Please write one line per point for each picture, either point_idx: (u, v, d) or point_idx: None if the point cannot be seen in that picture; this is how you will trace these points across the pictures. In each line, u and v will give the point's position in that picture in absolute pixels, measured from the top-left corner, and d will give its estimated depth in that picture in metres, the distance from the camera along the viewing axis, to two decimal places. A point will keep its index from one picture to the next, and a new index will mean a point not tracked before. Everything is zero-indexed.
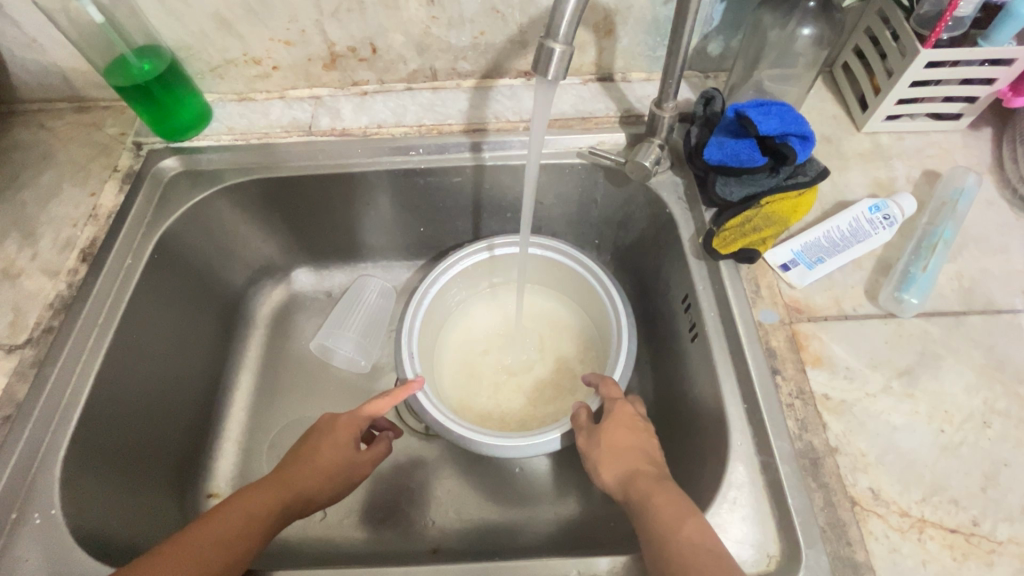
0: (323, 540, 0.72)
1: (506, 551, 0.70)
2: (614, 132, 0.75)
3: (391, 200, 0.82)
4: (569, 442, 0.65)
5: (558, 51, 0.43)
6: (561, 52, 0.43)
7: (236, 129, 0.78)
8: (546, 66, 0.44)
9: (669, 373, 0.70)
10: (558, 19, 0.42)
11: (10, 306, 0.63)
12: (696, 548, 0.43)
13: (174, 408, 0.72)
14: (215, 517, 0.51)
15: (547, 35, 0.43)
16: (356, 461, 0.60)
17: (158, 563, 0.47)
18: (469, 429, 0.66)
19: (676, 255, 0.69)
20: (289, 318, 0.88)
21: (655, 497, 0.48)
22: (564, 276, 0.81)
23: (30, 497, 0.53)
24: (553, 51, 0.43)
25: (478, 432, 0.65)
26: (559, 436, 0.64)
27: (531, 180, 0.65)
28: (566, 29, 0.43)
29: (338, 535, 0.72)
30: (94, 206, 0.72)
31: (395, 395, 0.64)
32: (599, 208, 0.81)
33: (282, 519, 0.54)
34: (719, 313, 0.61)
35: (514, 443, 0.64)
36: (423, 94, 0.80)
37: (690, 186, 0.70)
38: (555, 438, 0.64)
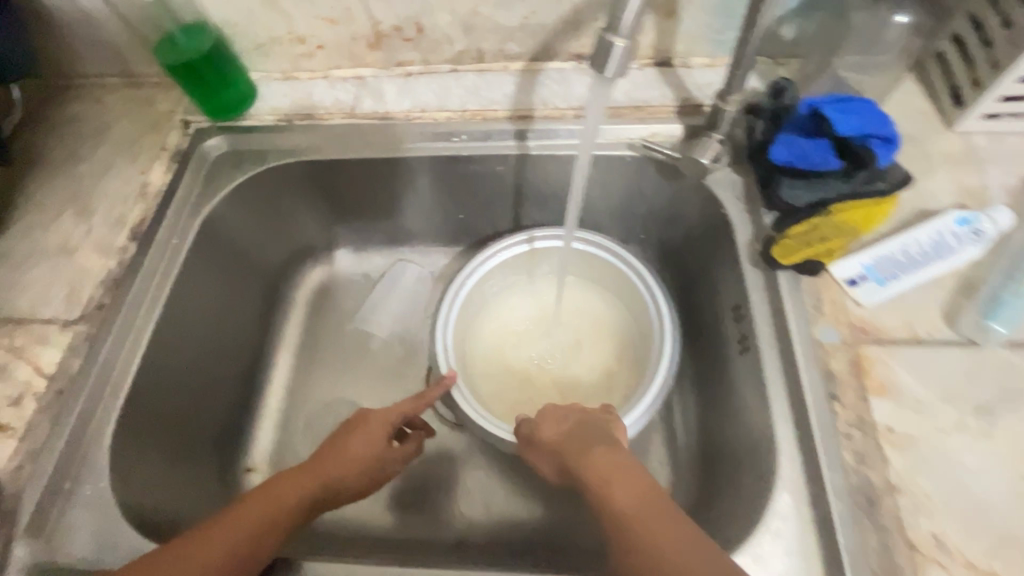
0: (355, 523, 0.73)
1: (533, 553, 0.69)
2: (669, 122, 0.70)
3: (432, 187, 0.80)
4: None
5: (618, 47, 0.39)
6: (621, 48, 0.39)
7: (280, 110, 0.78)
8: (606, 63, 0.41)
9: (713, 384, 0.67)
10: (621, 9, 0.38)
11: (65, 281, 0.65)
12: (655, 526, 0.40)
13: (218, 387, 0.73)
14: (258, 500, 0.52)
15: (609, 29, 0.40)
16: (388, 456, 0.61)
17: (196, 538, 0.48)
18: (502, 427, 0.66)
19: (729, 260, 0.65)
20: (326, 299, 0.88)
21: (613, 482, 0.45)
22: (606, 273, 0.77)
23: (81, 469, 0.55)
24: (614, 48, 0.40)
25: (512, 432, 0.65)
26: None
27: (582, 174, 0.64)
28: (630, 20, 0.39)
29: (367, 519, 0.73)
30: (144, 184, 0.73)
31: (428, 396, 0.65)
32: (646, 202, 0.76)
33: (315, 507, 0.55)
34: (774, 328, 0.57)
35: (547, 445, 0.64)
36: (468, 77, 0.76)
37: (750, 185, 0.65)
38: None
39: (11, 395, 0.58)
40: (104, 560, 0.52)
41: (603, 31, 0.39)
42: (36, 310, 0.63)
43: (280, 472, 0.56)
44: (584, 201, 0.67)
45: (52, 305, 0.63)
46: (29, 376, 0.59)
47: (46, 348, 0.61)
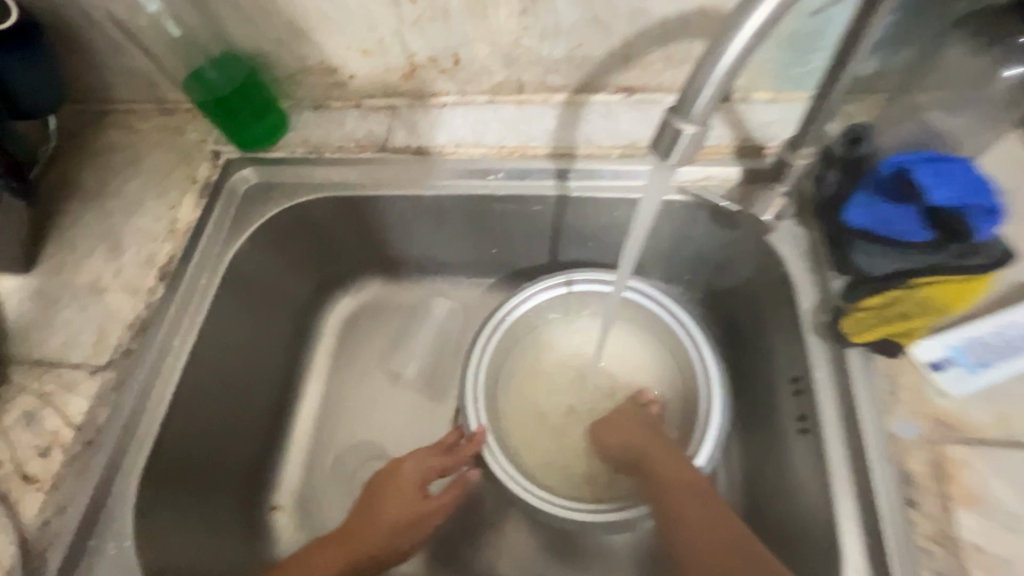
0: None
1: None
2: (726, 164, 0.63)
3: (466, 222, 0.76)
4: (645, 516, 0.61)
5: (688, 134, 0.37)
6: (690, 135, 0.37)
7: (310, 141, 0.74)
8: (671, 148, 0.39)
9: (765, 455, 0.61)
10: (693, 96, 0.36)
11: (95, 324, 0.64)
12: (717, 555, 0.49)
13: (244, 428, 0.72)
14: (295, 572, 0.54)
15: (678, 115, 0.37)
16: (423, 512, 0.60)
17: None
18: (538, 491, 0.62)
19: (789, 324, 0.59)
20: (354, 332, 0.85)
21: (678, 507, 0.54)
22: (648, 322, 0.72)
23: (104, 525, 0.55)
24: (681, 135, 0.37)
25: (550, 499, 0.62)
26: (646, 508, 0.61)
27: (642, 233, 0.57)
28: (701, 106, 0.36)
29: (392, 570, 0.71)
30: (173, 220, 0.71)
31: (451, 451, 0.62)
32: (695, 246, 0.69)
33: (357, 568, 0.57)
34: (841, 413, 0.51)
35: (589, 515, 0.61)
36: (507, 108, 0.71)
37: (817, 243, 0.59)
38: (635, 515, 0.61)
39: (39, 445, 0.57)
40: None
41: (670, 116, 0.37)
42: (66, 354, 0.62)
43: (309, 545, 0.57)
44: (640, 253, 0.62)
45: (82, 349, 0.63)
46: (57, 426, 0.58)
47: (74, 395, 0.60)
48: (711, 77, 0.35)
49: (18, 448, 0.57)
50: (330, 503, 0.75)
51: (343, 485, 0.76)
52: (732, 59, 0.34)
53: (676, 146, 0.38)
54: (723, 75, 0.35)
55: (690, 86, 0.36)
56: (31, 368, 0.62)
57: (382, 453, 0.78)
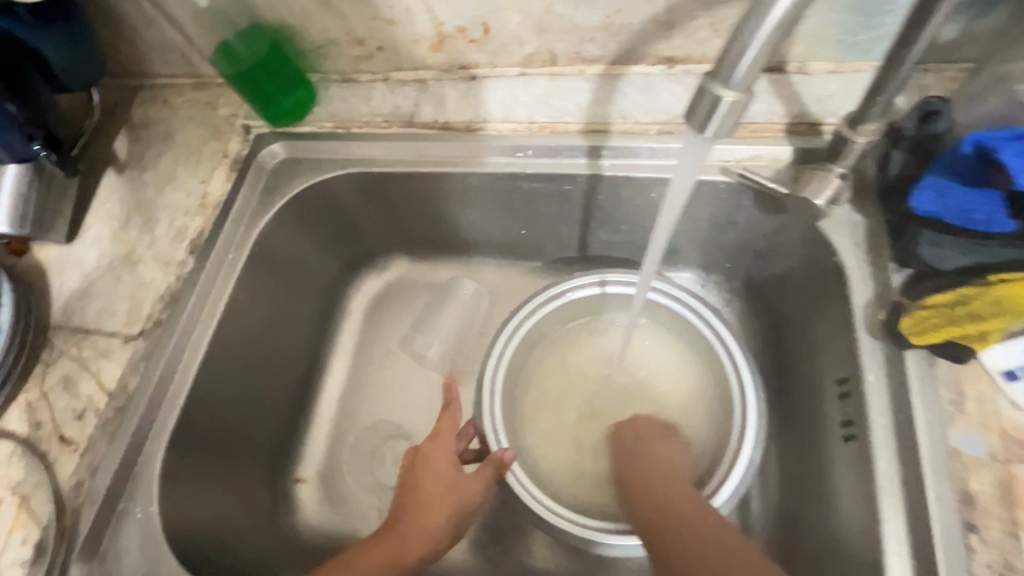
0: None
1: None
2: (777, 143, 0.58)
3: (492, 202, 0.73)
4: None
5: (727, 101, 0.35)
6: (730, 102, 0.35)
7: (337, 116, 0.73)
8: (707, 118, 0.36)
9: (804, 459, 0.57)
10: (734, 57, 0.33)
11: (129, 294, 0.66)
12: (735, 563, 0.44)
13: (269, 401, 0.73)
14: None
15: (715, 80, 0.35)
16: (463, 482, 0.59)
17: None
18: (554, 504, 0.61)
19: (837, 320, 0.54)
20: (380, 311, 0.84)
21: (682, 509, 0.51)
22: (681, 326, 0.68)
23: (134, 491, 0.57)
24: (719, 102, 0.35)
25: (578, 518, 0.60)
26: None
27: (667, 223, 0.55)
28: (744, 71, 0.34)
29: None
30: (204, 194, 0.72)
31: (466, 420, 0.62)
32: (736, 233, 0.64)
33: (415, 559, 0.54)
34: (892, 420, 0.46)
35: (616, 537, 0.59)
36: (538, 81, 0.68)
37: (875, 230, 0.53)
38: None
39: (75, 409, 0.60)
40: None
41: (709, 81, 0.34)
42: (102, 322, 0.64)
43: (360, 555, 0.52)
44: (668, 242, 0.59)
45: (116, 318, 0.65)
46: (91, 391, 0.61)
47: (108, 362, 0.62)
48: (753, 37, 0.31)
49: (56, 410, 0.60)
50: (353, 479, 0.75)
51: (365, 462, 0.76)
52: (782, 12, 0.30)
53: (714, 115, 0.36)
54: (770, 33, 0.31)
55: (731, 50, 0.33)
56: (69, 334, 0.64)
57: (403, 433, 0.77)
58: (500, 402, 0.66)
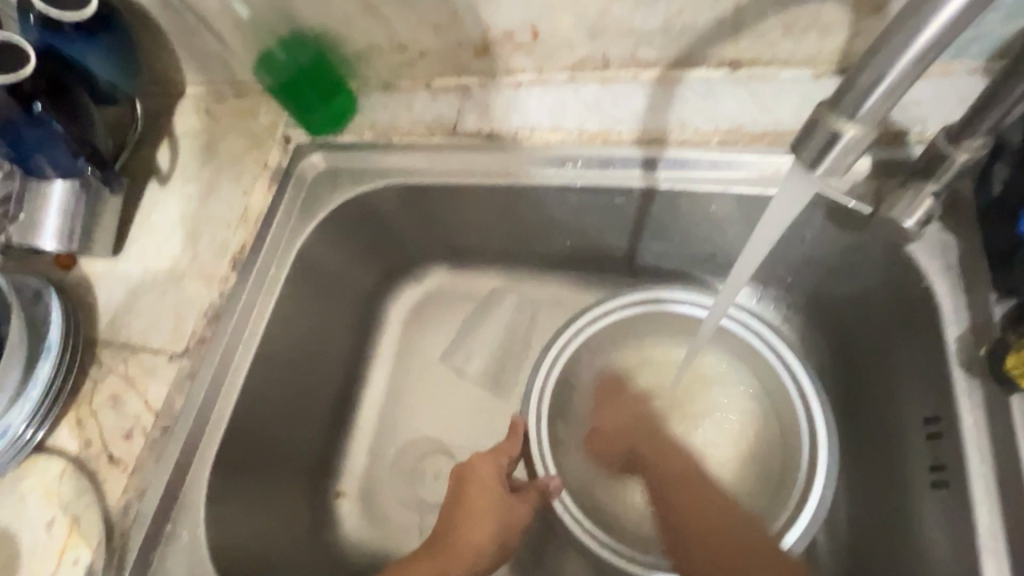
0: None
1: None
2: (857, 154, 0.52)
3: (538, 213, 0.70)
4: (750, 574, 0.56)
5: (849, 137, 0.34)
6: (853, 138, 0.34)
7: (379, 125, 0.71)
8: (822, 153, 0.36)
9: (880, 499, 0.53)
10: (861, 95, 0.32)
11: (173, 311, 0.66)
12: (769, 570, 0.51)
13: (311, 416, 0.72)
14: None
15: (835, 115, 0.34)
16: (513, 506, 0.58)
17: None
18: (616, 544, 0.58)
19: (924, 353, 0.49)
20: (419, 321, 0.82)
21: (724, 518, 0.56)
22: (740, 348, 0.64)
23: (182, 513, 0.57)
24: (840, 137, 0.34)
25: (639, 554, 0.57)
26: None
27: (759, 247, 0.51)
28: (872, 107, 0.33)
29: None
30: (245, 207, 0.70)
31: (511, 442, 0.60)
32: (803, 247, 0.59)
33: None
34: (995, 471, 0.42)
35: None
36: (589, 87, 0.64)
37: (969, 253, 0.48)
38: None
39: (123, 428, 0.60)
40: None
41: (826, 115, 0.34)
42: (148, 339, 0.64)
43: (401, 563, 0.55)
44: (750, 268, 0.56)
45: (161, 335, 0.64)
46: (139, 410, 0.60)
47: (155, 381, 0.62)
48: (891, 75, 0.30)
49: (105, 429, 0.60)
50: (394, 495, 0.74)
51: (405, 478, 0.75)
52: (926, 48, 0.29)
53: (830, 150, 0.35)
54: (906, 70, 0.30)
55: (866, 85, 0.32)
56: (116, 351, 0.64)
57: (444, 449, 0.76)
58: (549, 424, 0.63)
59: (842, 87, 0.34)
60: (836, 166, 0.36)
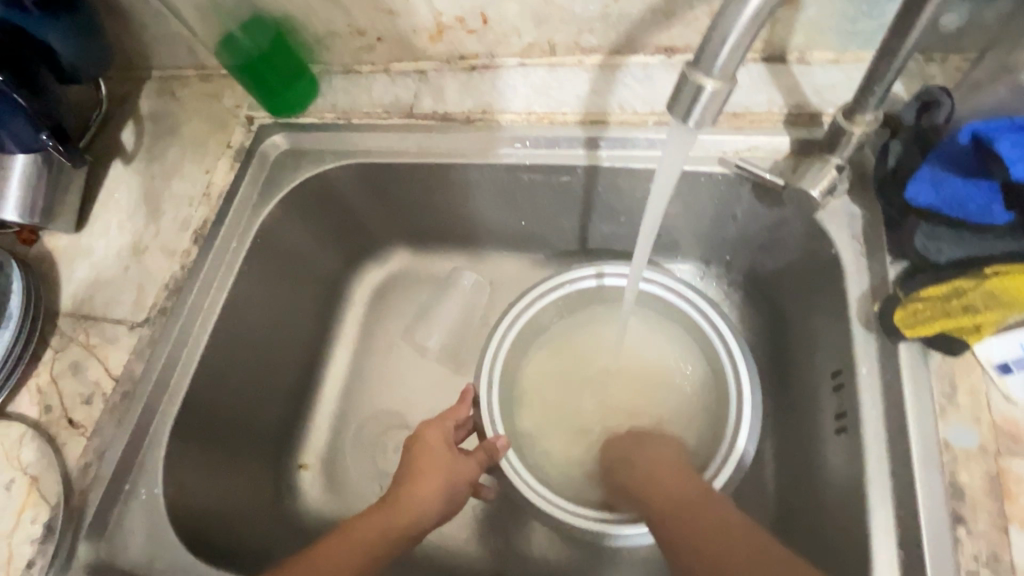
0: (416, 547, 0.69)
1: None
2: (774, 133, 0.57)
3: (492, 192, 0.73)
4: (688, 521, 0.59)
5: (709, 89, 0.37)
6: (712, 91, 0.37)
7: (340, 107, 0.74)
8: (690, 107, 0.38)
9: (799, 451, 0.57)
10: (714, 48, 0.35)
11: (135, 283, 0.68)
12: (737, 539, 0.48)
13: (273, 387, 0.74)
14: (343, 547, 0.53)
15: (696, 70, 0.37)
16: (457, 461, 0.61)
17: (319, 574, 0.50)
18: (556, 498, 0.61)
19: (833, 313, 0.53)
20: (383, 300, 0.85)
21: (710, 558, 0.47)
22: (679, 319, 0.68)
23: (139, 473, 0.59)
24: (702, 90, 0.37)
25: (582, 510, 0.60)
26: None
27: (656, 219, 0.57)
28: (724, 61, 0.36)
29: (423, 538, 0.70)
30: (208, 184, 0.73)
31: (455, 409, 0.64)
32: (735, 226, 0.64)
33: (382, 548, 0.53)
34: (884, 412, 0.46)
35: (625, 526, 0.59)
36: (538, 72, 0.68)
37: (873, 222, 0.53)
38: None
39: (83, 394, 0.62)
40: (152, 569, 0.55)
41: (689, 70, 0.36)
42: (109, 310, 0.66)
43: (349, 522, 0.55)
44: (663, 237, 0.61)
45: (123, 306, 0.66)
46: (99, 377, 0.62)
47: (116, 349, 0.64)
48: (732, 27, 0.34)
49: (65, 395, 0.62)
50: (354, 465, 0.76)
51: (365, 448, 0.77)
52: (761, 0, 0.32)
53: (696, 103, 0.37)
54: (747, 22, 0.33)
55: (713, 36, 0.35)
56: (77, 322, 0.66)
57: (403, 422, 0.78)
58: (498, 392, 0.66)
59: (704, 44, 0.36)
60: (704, 120, 0.39)
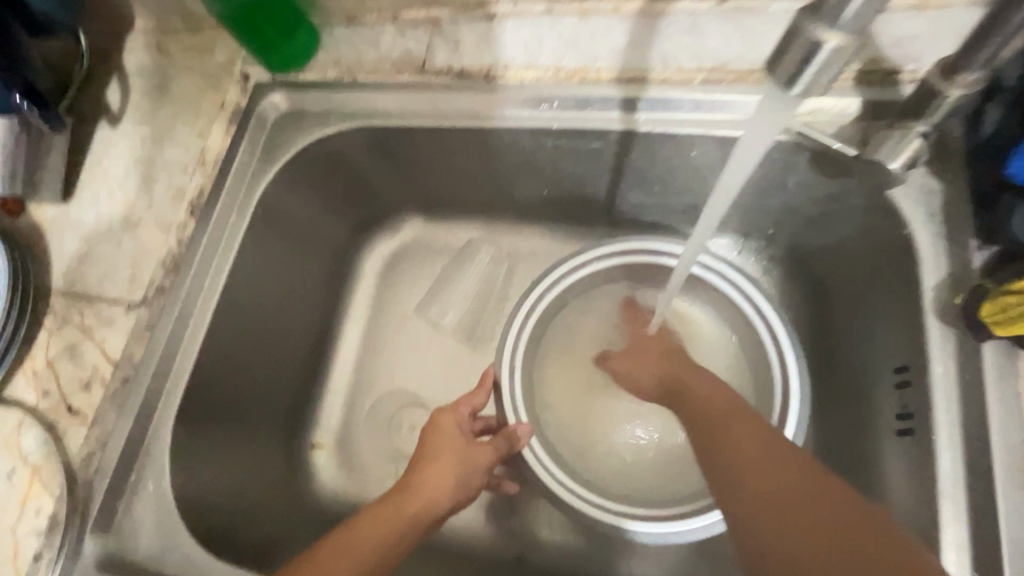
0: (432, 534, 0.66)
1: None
2: (842, 95, 0.50)
3: (512, 157, 0.66)
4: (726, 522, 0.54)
5: (830, 47, 0.31)
6: (835, 49, 0.31)
7: (343, 62, 0.66)
8: (804, 66, 0.33)
9: (847, 447, 0.53)
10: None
11: (129, 259, 0.63)
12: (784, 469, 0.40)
13: (282, 368, 0.70)
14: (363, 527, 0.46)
15: (818, 23, 0.31)
16: (475, 449, 0.54)
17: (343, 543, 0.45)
18: (582, 492, 0.57)
19: (901, 302, 0.48)
20: (394, 273, 0.80)
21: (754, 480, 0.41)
22: (716, 299, 0.63)
23: (145, 463, 0.56)
24: (821, 48, 0.31)
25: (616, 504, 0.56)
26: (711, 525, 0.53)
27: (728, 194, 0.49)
28: (855, 12, 0.30)
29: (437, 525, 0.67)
30: (202, 149, 0.66)
31: (471, 397, 0.58)
32: (784, 198, 0.57)
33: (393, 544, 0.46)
34: (961, 418, 0.42)
35: (646, 524, 0.55)
36: (568, 21, 0.60)
37: (955, 199, 0.47)
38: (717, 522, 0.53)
39: (81, 378, 0.58)
40: (165, 563, 0.53)
41: (807, 22, 0.31)
42: (103, 288, 0.61)
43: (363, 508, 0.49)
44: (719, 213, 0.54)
45: (118, 284, 0.61)
46: (97, 361, 0.58)
47: (112, 332, 0.60)
48: None
49: (62, 380, 0.58)
50: (369, 447, 0.73)
51: (380, 429, 0.74)
52: None
53: (810, 63, 0.32)
54: None
55: None
56: (70, 301, 0.61)
57: (419, 402, 0.75)
58: (521, 379, 0.62)
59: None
60: (813, 83, 0.34)
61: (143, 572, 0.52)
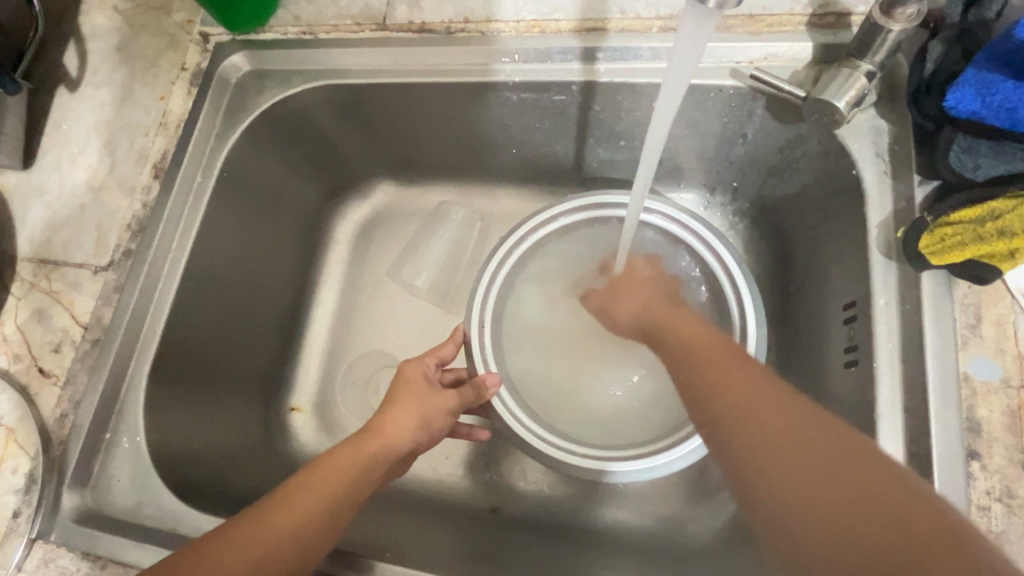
0: (411, 487, 0.68)
1: (569, 550, 0.64)
2: (796, 39, 0.51)
3: (477, 112, 0.66)
4: (690, 459, 0.56)
5: None
6: None
7: (304, 19, 0.65)
8: None
9: (801, 384, 0.55)
10: None
11: (93, 223, 0.62)
12: (796, 418, 0.38)
13: (255, 330, 0.71)
14: (326, 467, 0.48)
15: None
16: (440, 395, 0.56)
17: (306, 481, 0.46)
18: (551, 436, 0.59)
19: (850, 242, 0.50)
20: (368, 237, 0.80)
21: (765, 458, 0.37)
22: (681, 250, 0.64)
23: (121, 420, 0.57)
24: None
25: (577, 446, 0.58)
26: (675, 461, 0.55)
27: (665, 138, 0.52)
28: None
29: (416, 481, 0.68)
30: (164, 112, 0.66)
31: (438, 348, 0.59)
32: (744, 147, 0.58)
33: (354, 484, 0.47)
34: (901, 347, 0.44)
35: (626, 463, 0.56)
36: None
37: (901, 138, 0.49)
38: (682, 458, 0.55)
39: (52, 341, 0.58)
40: (141, 514, 0.54)
41: None
42: (69, 253, 0.61)
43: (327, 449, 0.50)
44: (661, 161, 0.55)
45: (83, 248, 0.61)
46: (67, 324, 0.59)
47: (81, 295, 0.60)
48: None
49: (32, 344, 0.58)
50: (347, 409, 0.74)
51: (356, 391, 0.75)
52: None
53: None
54: None
55: None
56: (36, 267, 0.60)
57: (394, 362, 0.75)
58: (491, 330, 0.63)
59: None
60: None
61: (121, 525, 0.53)
